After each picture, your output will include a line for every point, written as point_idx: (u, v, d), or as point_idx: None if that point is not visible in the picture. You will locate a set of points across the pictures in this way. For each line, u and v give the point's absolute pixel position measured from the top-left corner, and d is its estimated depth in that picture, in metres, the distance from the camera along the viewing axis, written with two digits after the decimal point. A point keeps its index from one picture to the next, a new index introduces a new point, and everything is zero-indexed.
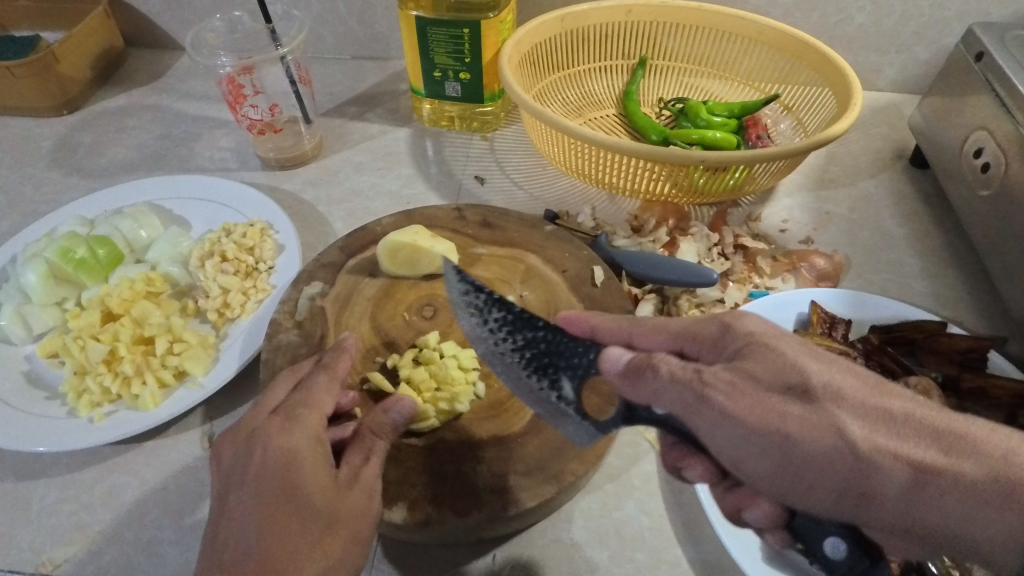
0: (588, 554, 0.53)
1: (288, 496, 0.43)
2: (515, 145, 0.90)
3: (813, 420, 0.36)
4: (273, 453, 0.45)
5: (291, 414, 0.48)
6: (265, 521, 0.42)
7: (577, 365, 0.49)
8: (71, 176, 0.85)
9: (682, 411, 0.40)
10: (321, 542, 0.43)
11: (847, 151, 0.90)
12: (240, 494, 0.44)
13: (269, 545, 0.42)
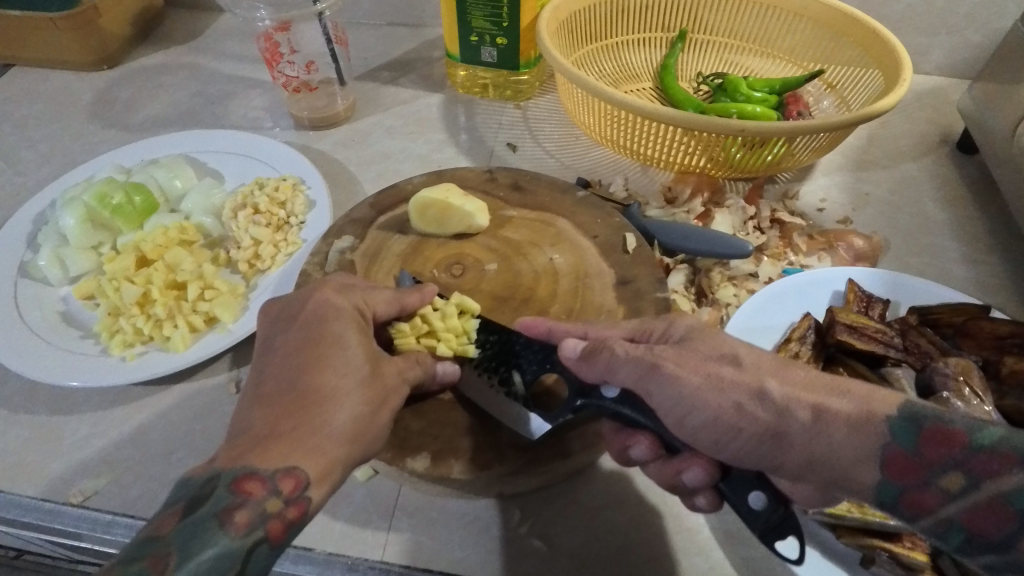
0: (607, 517, 0.52)
1: (331, 343, 0.44)
2: (548, 114, 0.89)
3: (719, 394, 0.40)
4: (321, 307, 0.46)
5: (342, 287, 0.50)
6: (306, 359, 0.42)
7: (524, 358, 0.51)
8: (108, 130, 0.87)
9: (636, 382, 0.44)
10: (358, 390, 0.42)
11: (890, 133, 0.87)
12: (286, 337, 0.45)
13: (310, 379, 0.41)
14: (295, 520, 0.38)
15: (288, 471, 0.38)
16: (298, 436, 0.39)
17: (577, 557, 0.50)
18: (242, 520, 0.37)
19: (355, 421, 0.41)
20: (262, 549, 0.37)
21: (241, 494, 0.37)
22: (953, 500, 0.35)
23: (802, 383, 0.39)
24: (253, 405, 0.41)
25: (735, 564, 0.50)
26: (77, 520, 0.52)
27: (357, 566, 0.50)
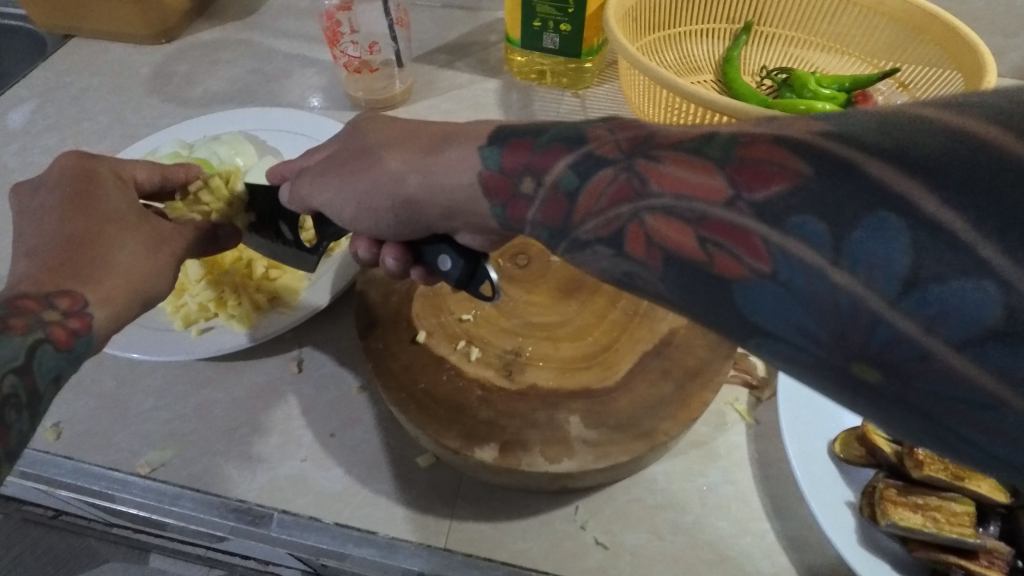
0: (670, 517, 0.52)
1: (85, 194, 0.49)
2: (607, 104, 0.87)
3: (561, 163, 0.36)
4: (76, 171, 0.50)
5: (98, 156, 0.53)
6: (74, 209, 0.48)
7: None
8: (167, 104, 0.87)
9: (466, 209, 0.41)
10: (118, 230, 0.48)
11: None
12: (42, 198, 0.49)
13: (75, 225, 0.47)
14: (81, 330, 0.44)
15: (64, 292, 0.44)
16: (67, 270, 0.45)
17: (640, 555, 0.50)
18: (20, 324, 0.42)
19: (130, 256, 0.48)
20: (47, 349, 0.42)
21: (19, 310, 0.43)
22: (710, 239, 0.29)
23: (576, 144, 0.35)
24: (27, 257, 0.46)
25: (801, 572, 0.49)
26: (144, 491, 0.53)
27: (420, 551, 0.50)
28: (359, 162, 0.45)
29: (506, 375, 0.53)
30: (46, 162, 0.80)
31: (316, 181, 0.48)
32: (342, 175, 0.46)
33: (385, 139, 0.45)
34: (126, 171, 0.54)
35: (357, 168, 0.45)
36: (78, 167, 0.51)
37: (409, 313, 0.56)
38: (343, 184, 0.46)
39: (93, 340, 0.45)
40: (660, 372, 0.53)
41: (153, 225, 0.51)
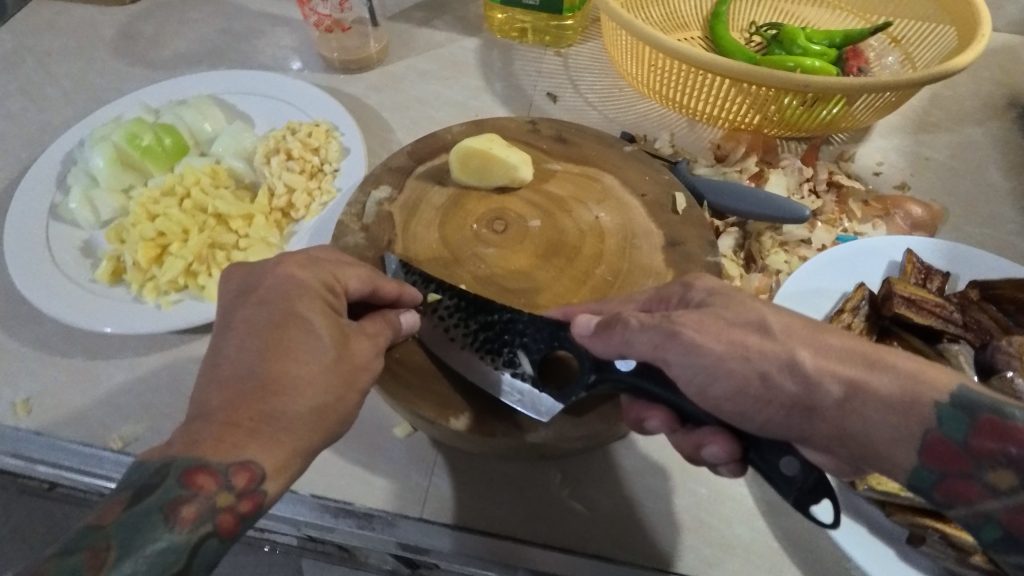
0: (649, 484, 0.51)
1: (288, 324, 0.40)
2: (591, 63, 0.83)
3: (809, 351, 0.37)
4: (285, 283, 0.42)
5: (315, 257, 0.46)
6: (261, 344, 0.39)
7: (528, 337, 0.49)
8: (133, 66, 0.83)
9: (652, 351, 0.41)
10: (318, 373, 0.39)
11: (959, 97, 0.81)
12: (242, 313, 0.41)
13: (267, 368, 0.39)
14: (249, 514, 0.37)
15: (242, 465, 0.37)
16: (253, 430, 0.37)
17: (616, 520, 0.50)
18: (190, 514, 0.36)
19: (316, 409, 0.39)
20: (211, 542, 0.36)
21: (191, 488, 0.36)
22: (998, 498, 0.34)
23: (839, 353, 0.37)
24: (213, 390, 0.38)
25: (778, 535, 0.49)
26: (118, 465, 0.52)
27: (397, 521, 0.50)
28: (737, 326, 0.39)
29: None
30: (8, 129, 0.77)
31: (646, 329, 0.41)
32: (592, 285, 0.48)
33: (784, 326, 0.39)
34: (337, 279, 0.45)
35: (728, 334, 0.39)
36: (294, 278, 0.43)
37: None
38: (722, 373, 0.39)
39: (259, 517, 0.38)
40: None
41: (359, 360, 0.42)
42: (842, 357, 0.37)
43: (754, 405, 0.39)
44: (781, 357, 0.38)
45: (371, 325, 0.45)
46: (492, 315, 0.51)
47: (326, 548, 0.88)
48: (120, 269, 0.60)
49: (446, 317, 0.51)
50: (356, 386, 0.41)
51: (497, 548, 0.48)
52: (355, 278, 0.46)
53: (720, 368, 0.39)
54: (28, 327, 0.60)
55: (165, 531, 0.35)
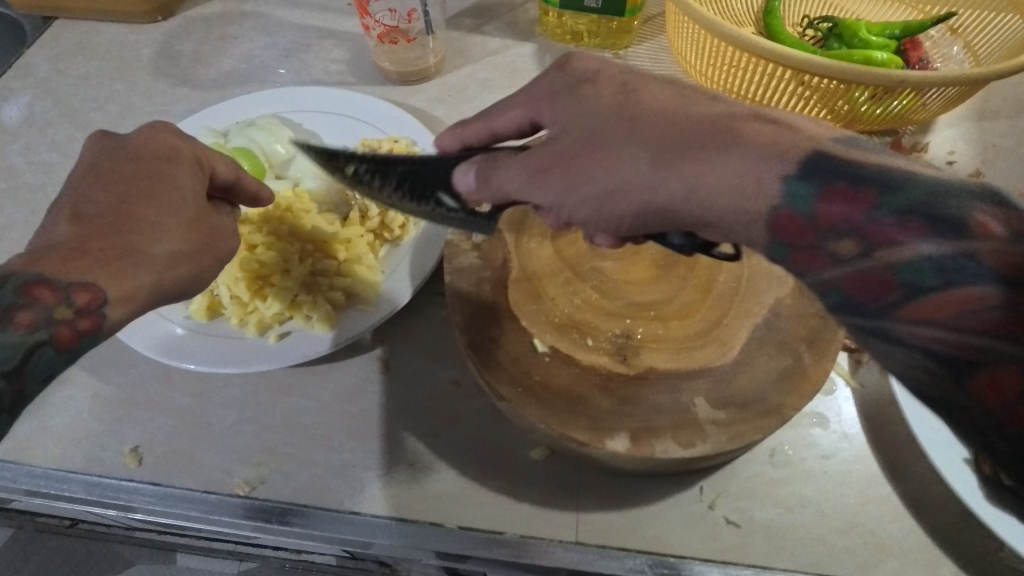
0: (795, 490, 0.51)
1: (153, 179, 0.45)
2: (650, 64, 0.83)
3: (629, 157, 0.37)
4: (149, 150, 0.46)
5: (190, 132, 0.50)
6: (127, 187, 0.44)
7: (442, 173, 0.49)
8: (179, 87, 0.79)
9: (511, 185, 0.43)
10: (167, 222, 0.44)
11: (1012, 82, 0.82)
12: (112, 168, 0.45)
13: (131, 208, 0.43)
14: (88, 333, 0.40)
15: (72, 287, 0.40)
16: (106, 258, 0.41)
17: (770, 529, 0.49)
18: (24, 320, 0.39)
19: (170, 255, 0.44)
20: (46, 352, 0.39)
21: (27, 297, 0.39)
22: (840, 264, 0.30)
23: (679, 131, 0.36)
24: (66, 226, 0.42)
25: (930, 532, 0.49)
26: (249, 511, 0.50)
27: (551, 547, 0.48)
28: (592, 150, 0.39)
29: (622, 360, 0.50)
30: (57, 160, 0.73)
31: (505, 170, 0.44)
32: (536, 89, 0.45)
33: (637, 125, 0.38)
34: (204, 152, 0.49)
35: (579, 157, 0.39)
36: (167, 143, 0.48)
37: (508, 303, 0.53)
38: (568, 189, 0.40)
39: (97, 342, 0.41)
40: (776, 345, 0.51)
41: (206, 225, 0.47)
42: (703, 144, 0.35)
43: (599, 213, 0.40)
44: (604, 157, 0.38)
45: (227, 211, 0.49)
46: (402, 165, 0.51)
47: (367, 566, 0.87)
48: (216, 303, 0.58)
49: (370, 184, 0.53)
50: (210, 246, 0.47)
51: (657, 566, 0.48)
52: (221, 155, 0.50)
53: (578, 192, 0.39)
54: (121, 370, 0.57)
55: (6, 336, 0.38)
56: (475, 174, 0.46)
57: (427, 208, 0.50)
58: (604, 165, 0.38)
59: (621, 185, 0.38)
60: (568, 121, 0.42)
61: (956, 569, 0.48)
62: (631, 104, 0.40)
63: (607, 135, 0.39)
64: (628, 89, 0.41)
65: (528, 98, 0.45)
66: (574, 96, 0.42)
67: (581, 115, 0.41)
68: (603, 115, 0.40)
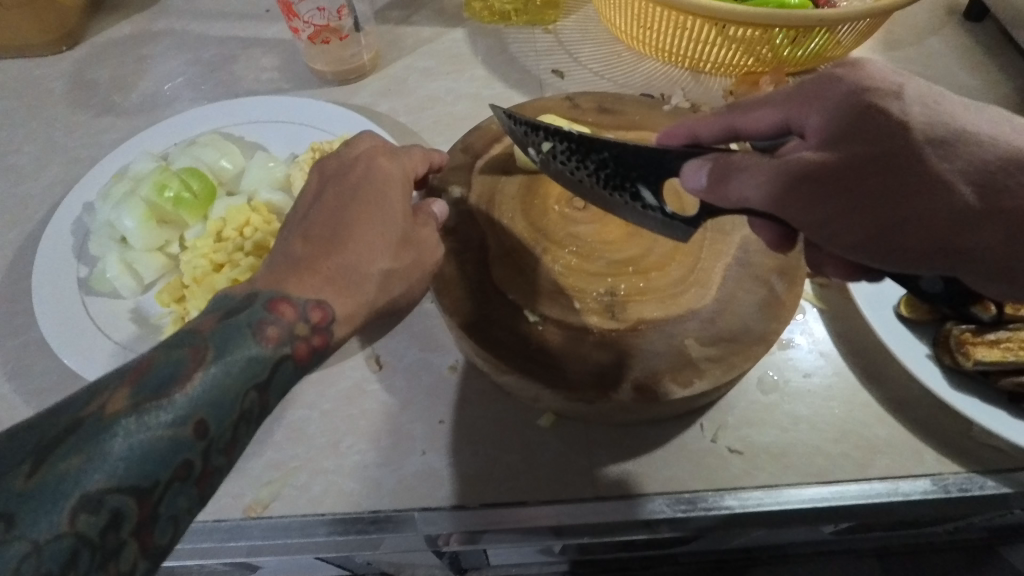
0: (788, 410, 0.55)
1: (370, 199, 0.45)
2: (581, 35, 0.85)
3: (837, 167, 0.36)
4: (373, 172, 0.47)
5: (397, 149, 0.51)
6: (349, 211, 0.44)
7: (642, 170, 0.48)
8: (104, 116, 0.75)
9: (769, 197, 0.38)
10: (378, 244, 0.43)
11: (910, 12, 0.89)
12: (334, 190, 0.46)
13: (348, 228, 0.43)
14: (320, 349, 0.38)
15: (288, 299, 0.38)
16: (333, 276, 0.41)
17: (773, 450, 0.53)
18: (272, 335, 0.36)
19: (383, 273, 0.43)
20: (288, 365, 0.36)
21: (275, 313, 0.37)
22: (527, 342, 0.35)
23: (850, 132, 0.37)
24: (298, 246, 0.42)
25: (909, 425, 0.54)
26: (267, 531, 0.49)
27: (576, 506, 0.50)
28: (811, 161, 0.37)
29: (612, 316, 0.52)
30: None
31: (745, 174, 0.40)
32: (801, 86, 0.41)
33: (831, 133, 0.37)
34: (400, 167, 0.49)
35: (869, 159, 0.36)
36: (362, 158, 0.48)
37: (493, 279, 0.54)
38: (832, 197, 0.36)
39: (325, 357, 0.40)
40: (751, 279, 0.54)
41: (425, 261, 0.47)
42: (863, 137, 0.36)
43: (853, 228, 0.37)
44: (829, 170, 0.36)
45: (422, 218, 0.49)
46: (604, 151, 0.49)
47: None
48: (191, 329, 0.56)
49: (567, 165, 0.51)
50: (420, 262, 0.46)
51: (676, 503, 0.50)
52: (416, 163, 0.52)
53: (829, 201, 0.36)
54: None
55: (254, 347, 0.35)
56: (711, 171, 0.42)
57: (624, 201, 0.49)
58: (904, 194, 0.36)
59: (895, 211, 0.36)
60: (844, 137, 0.37)
61: (935, 453, 0.53)
62: (896, 123, 0.36)
63: (906, 161, 0.36)
64: (879, 107, 0.37)
65: (790, 99, 0.41)
66: (832, 87, 0.39)
67: (864, 131, 0.36)
68: (890, 141, 0.36)
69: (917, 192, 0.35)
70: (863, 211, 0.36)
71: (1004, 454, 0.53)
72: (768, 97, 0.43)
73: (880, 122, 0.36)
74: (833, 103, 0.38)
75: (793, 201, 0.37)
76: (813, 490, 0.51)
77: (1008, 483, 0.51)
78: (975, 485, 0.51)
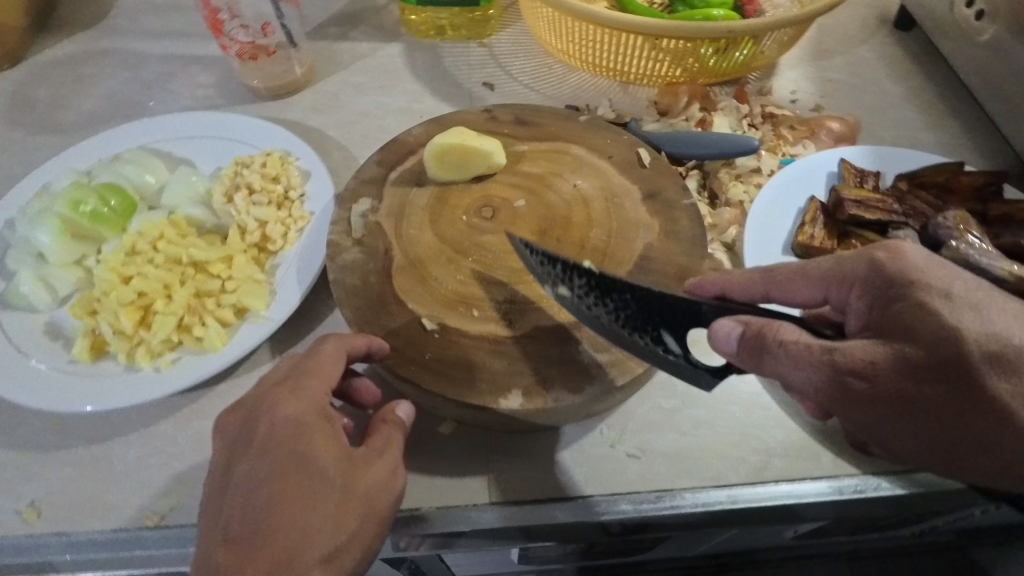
0: (689, 415, 0.55)
1: (296, 463, 0.42)
2: (515, 48, 0.86)
3: (889, 368, 0.39)
4: (283, 432, 0.43)
5: (323, 349, 0.48)
6: (274, 493, 0.41)
7: (670, 319, 0.48)
8: (38, 134, 0.76)
9: (903, 383, 0.39)
10: (320, 519, 0.40)
11: (841, 22, 0.90)
12: (245, 468, 0.42)
13: (273, 518, 0.40)
14: None
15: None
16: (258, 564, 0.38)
17: (671, 455, 0.53)
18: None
19: (324, 557, 0.40)
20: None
21: None
22: None
23: (909, 322, 0.39)
24: (220, 549, 0.39)
25: (809, 429, 0.55)
26: (165, 541, 0.50)
27: (470, 513, 0.50)
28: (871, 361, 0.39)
29: (509, 323, 0.53)
30: None
31: (791, 361, 0.41)
32: (843, 266, 0.44)
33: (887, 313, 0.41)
34: (329, 380, 0.47)
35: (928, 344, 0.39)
36: (293, 417, 0.44)
37: (395, 289, 0.55)
38: (877, 399, 0.39)
39: None
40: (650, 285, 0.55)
41: (362, 491, 0.43)
42: (901, 330, 0.39)
43: (892, 411, 0.40)
44: (879, 369, 0.39)
45: (377, 440, 0.46)
46: (628, 293, 0.49)
47: None
48: (101, 342, 0.57)
49: (582, 301, 0.49)
50: (361, 490, 0.43)
51: (572, 509, 0.51)
52: (332, 361, 0.47)
53: (880, 400, 0.39)
54: (12, 428, 0.55)
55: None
56: (747, 336, 0.42)
57: (645, 343, 0.47)
58: (955, 410, 0.39)
59: (952, 440, 0.40)
60: (904, 332, 0.39)
61: (833, 456, 0.53)
62: (951, 326, 0.38)
63: (967, 372, 0.38)
64: (929, 305, 0.39)
65: (836, 270, 0.44)
66: (881, 274, 0.41)
67: (910, 334, 0.39)
68: (941, 345, 0.38)
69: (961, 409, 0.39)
70: (903, 405, 0.39)
71: None
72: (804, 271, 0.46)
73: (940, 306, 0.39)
74: (885, 294, 0.41)
75: (846, 393, 0.40)
76: (707, 494, 0.51)
77: (903, 483, 0.52)
78: (870, 487, 0.52)
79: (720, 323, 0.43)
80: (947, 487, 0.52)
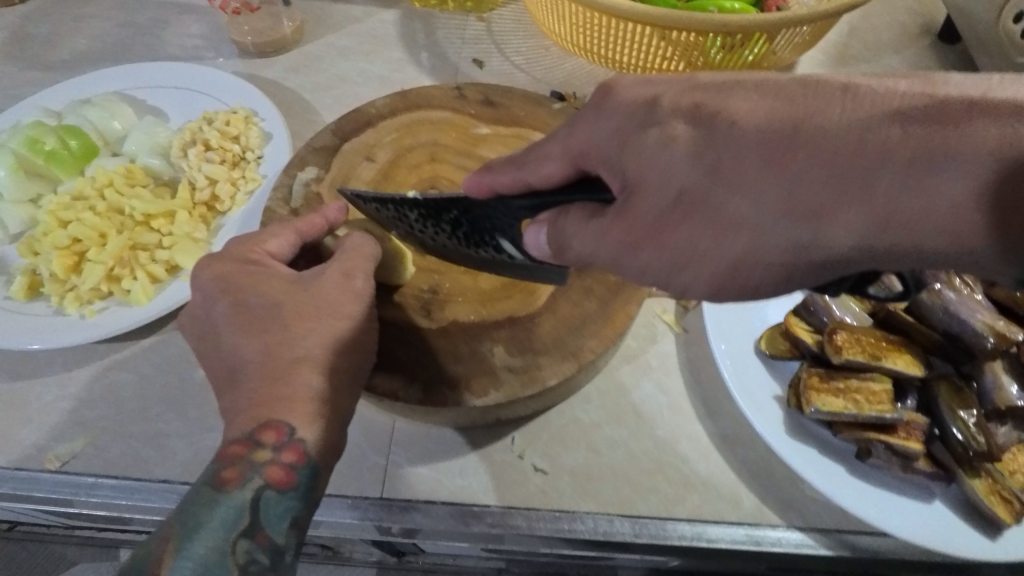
0: (608, 433, 0.52)
1: None
2: (514, 25, 0.82)
3: (652, 228, 0.34)
4: None
5: None
6: None
7: (496, 225, 0.44)
8: (31, 71, 0.78)
9: (693, 232, 0.33)
10: None
11: (875, 28, 0.82)
12: None
13: None
14: None
15: (270, 425, 0.40)
16: None
17: (579, 473, 0.50)
18: (233, 475, 0.39)
19: None
20: (269, 496, 0.39)
21: (226, 456, 0.39)
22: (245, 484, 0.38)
23: (638, 162, 0.34)
24: None
25: (735, 466, 0.50)
26: (58, 484, 0.49)
27: (358, 503, 0.48)
28: (649, 207, 0.33)
29: (426, 314, 0.51)
30: None
31: (577, 231, 0.37)
32: (573, 117, 0.38)
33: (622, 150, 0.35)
34: None
35: (655, 181, 0.33)
36: None
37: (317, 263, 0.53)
38: (676, 253, 0.33)
39: None
40: (583, 291, 0.51)
41: None
42: (633, 172, 0.34)
43: (712, 279, 0.33)
44: (648, 228, 0.34)
45: None
46: (451, 210, 0.45)
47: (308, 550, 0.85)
48: (37, 282, 0.57)
49: (425, 232, 0.49)
50: None
51: (460, 515, 0.48)
52: None
53: (692, 266, 0.33)
54: None
55: (218, 495, 0.38)
56: (547, 235, 0.39)
57: (491, 253, 0.47)
58: (713, 237, 0.32)
59: (728, 268, 0.33)
60: (635, 177, 0.34)
61: (756, 500, 0.49)
62: (668, 148, 0.33)
63: (702, 197, 0.32)
64: (641, 131, 0.34)
65: (570, 143, 0.37)
66: (598, 127, 0.36)
67: (638, 182, 0.34)
68: (662, 182, 0.33)
69: (791, 258, 0.31)
70: (709, 260, 0.33)
71: (833, 513, 0.49)
72: (550, 141, 0.38)
73: (656, 138, 0.34)
74: (613, 131, 0.35)
75: (647, 258, 0.35)
76: (609, 522, 0.48)
77: (827, 543, 0.47)
78: (789, 541, 0.47)
79: (530, 238, 0.41)
80: (879, 555, 0.46)
